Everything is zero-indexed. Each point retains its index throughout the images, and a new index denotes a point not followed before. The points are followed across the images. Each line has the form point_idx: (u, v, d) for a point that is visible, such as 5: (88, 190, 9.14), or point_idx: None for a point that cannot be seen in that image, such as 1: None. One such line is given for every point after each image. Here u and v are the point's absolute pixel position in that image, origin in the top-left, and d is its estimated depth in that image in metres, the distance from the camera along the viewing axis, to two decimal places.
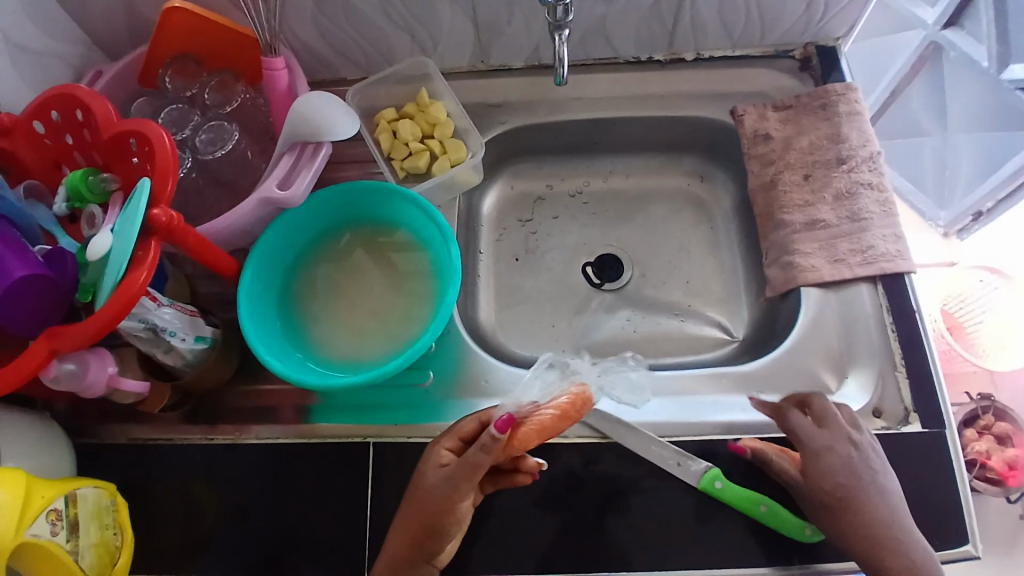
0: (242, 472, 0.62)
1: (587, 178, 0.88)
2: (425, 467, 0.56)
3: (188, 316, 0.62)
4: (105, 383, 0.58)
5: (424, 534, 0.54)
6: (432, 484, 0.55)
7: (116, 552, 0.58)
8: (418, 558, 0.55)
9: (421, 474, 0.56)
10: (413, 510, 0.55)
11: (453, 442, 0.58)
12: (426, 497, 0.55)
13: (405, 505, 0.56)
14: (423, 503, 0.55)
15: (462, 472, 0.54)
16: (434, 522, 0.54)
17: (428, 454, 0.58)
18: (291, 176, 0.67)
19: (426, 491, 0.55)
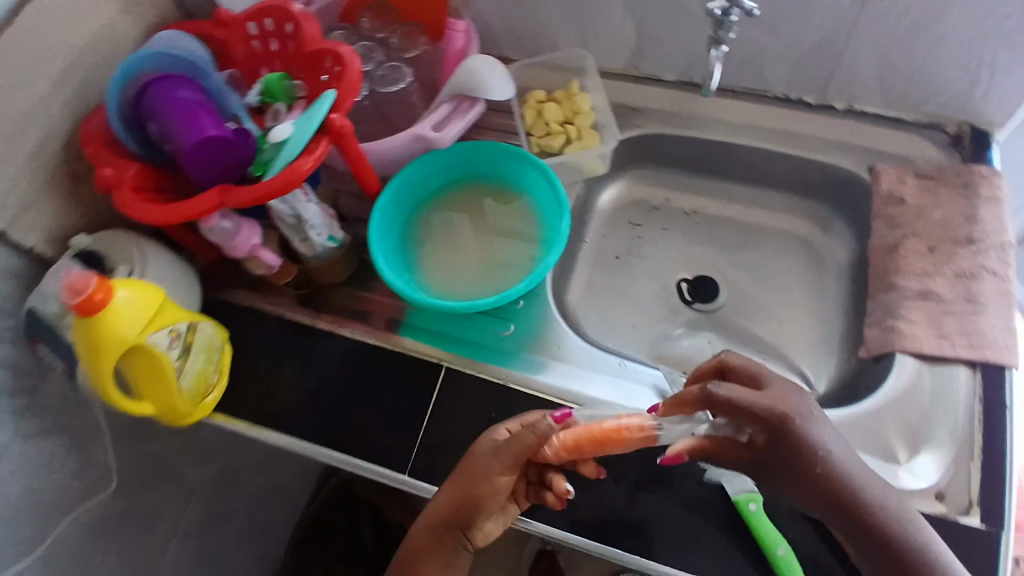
0: (328, 359, 0.70)
1: (706, 200, 0.91)
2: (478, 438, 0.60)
3: (328, 217, 0.71)
4: (248, 249, 0.68)
5: (464, 506, 0.58)
6: (479, 456, 0.58)
7: (209, 388, 0.66)
8: (450, 523, 0.59)
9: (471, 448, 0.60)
10: (455, 478, 0.59)
11: (514, 423, 0.61)
12: (472, 469, 0.58)
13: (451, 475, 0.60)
14: (466, 474, 0.58)
15: (512, 447, 0.57)
16: (472, 493, 0.57)
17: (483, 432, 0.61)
18: (444, 123, 0.75)
19: (473, 462, 0.58)
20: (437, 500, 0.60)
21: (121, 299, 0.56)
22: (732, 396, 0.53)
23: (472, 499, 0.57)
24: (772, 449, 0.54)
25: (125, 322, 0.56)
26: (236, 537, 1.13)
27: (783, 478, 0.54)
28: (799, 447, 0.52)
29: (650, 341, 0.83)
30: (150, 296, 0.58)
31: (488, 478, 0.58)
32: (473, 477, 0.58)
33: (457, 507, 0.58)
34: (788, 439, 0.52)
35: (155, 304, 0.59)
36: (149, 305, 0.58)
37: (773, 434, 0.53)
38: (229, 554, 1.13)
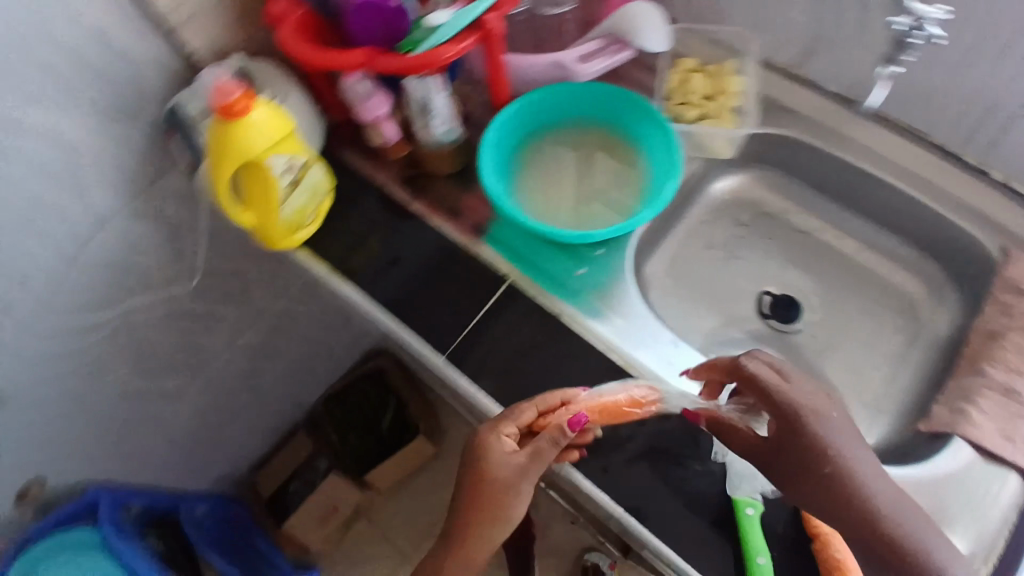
0: (408, 238, 0.74)
1: (822, 224, 0.87)
2: (486, 455, 0.60)
3: (453, 114, 0.74)
4: (374, 117, 0.72)
5: (493, 527, 0.61)
6: (497, 482, 0.60)
7: (303, 224, 0.72)
8: (478, 544, 0.62)
9: (484, 479, 0.60)
10: (477, 507, 0.60)
11: (511, 430, 0.60)
12: (495, 492, 0.60)
13: (468, 508, 0.61)
14: (488, 507, 0.60)
15: (536, 460, 0.59)
16: (500, 511, 0.60)
17: (486, 455, 0.60)
18: (586, 60, 0.76)
19: (494, 485, 0.60)
20: (460, 528, 0.61)
21: (255, 117, 0.61)
22: (757, 373, 0.59)
23: (497, 520, 0.61)
24: (783, 445, 0.57)
25: (255, 137, 0.62)
26: (278, 368, 1.26)
27: (790, 480, 0.57)
28: (807, 445, 0.56)
29: (709, 337, 0.83)
30: (283, 122, 0.64)
31: (510, 505, 0.61)
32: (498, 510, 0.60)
33: (486, 531, 0.61)
34: (798, 431, 0.56)
35: (285, 131, 0.64)
36: (280, 129, 0.63)
37: (785, 425, 0.57)
38: (270, 380, 1.26)
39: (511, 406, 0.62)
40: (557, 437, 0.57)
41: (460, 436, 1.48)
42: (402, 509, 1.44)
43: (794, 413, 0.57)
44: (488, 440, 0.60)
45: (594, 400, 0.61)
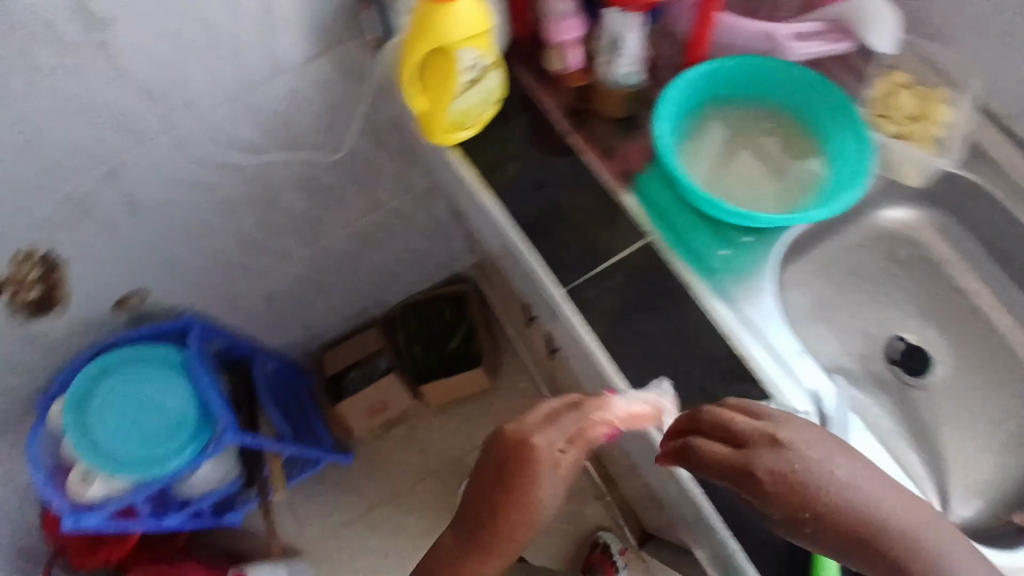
0: (556, 167, 0.72)
1: (979, 287, 0.81)
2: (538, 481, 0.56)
3: (638, 62, 0.71)
4: (562, 38, 0.70)
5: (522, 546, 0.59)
6: (540, 505, 0.57)
7: (461, 127, 0.72)
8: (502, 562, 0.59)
9: (525, 496, 0.56)
10: (513, 529, 0.57)
11: (562, 442, 0.58)
12: (538, 515, 0.57)
13: (491, 515, 0.57)
14: (516, 528, 0.57)
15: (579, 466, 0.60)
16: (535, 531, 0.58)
17: (535, 475, 0.56)
18: (801, 39, 0.73)
19: (538, 509, 0.57)
20: (489, 549, 0.57)
21: (459, 8, 0.61)
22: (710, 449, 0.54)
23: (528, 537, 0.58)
24: (769, 504, 0.52)
25: (455, 24, 0.61)
26: (375, 262, 1.30)
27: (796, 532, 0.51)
28: (795, 503, 0.50)
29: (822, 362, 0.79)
30: (483, 19, 0.63)
31: (534, 528, 0.58)
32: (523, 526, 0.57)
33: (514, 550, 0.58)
34: (785, 488, 0.51)
35: (482, 29, 0.63)
36: (479, 26, 0.63)
37: (759, 490, 0.52)
38: (363, 269, 1.31)
39: (557, 426, 0.58)
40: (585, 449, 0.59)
41: (515, 381, 1.50)
42: (441, 429, 1.48)
43: (763, 463, 0.52)
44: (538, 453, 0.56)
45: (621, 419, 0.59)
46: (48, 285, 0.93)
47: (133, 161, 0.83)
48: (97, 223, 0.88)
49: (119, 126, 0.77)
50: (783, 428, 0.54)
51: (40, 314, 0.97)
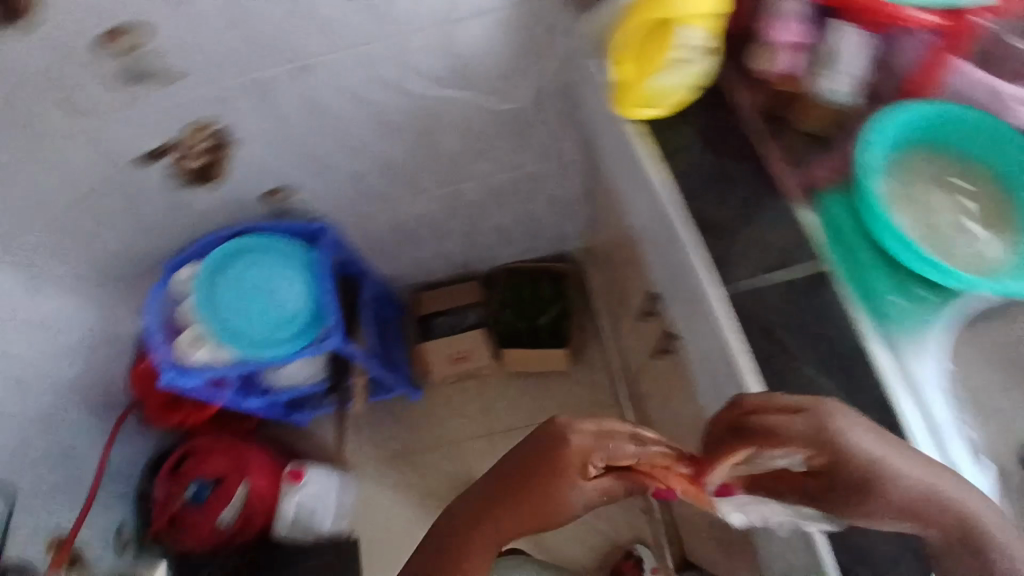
0: (737, 172, 0.70)
1: None
2: (567, 477, 0.56)
3: (853, 83, 0.69)
4: (785, 36, 0.69)
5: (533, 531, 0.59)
6: (561, 502, 0.57)
7: (656, 104, 0.70)
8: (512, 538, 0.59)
9: (551, 497, 0.56)
10: (531, 512, 0.57)
11: (600, 461, 0.57)
12: (556, 510, 0.57)
13: (516, 500, 0.58)
14: (535, 512, 0.57)
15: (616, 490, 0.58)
16: (549, 524, 0.58)
17: (564, 481, 0.56)
18: None
19: (561, 501, 0.57)
20: (505, 520, 0.58)
21: None
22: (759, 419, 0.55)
23: (544, 527, 0.59)
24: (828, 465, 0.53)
25: None
26: (499, 218, 1.31)
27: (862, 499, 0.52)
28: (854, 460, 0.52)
29: None
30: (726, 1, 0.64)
31: (552, 522, 0.58)
32: (539, 519, 0.58)
33: (525, 531, 0.59)
34: (843, 446, 0.52)
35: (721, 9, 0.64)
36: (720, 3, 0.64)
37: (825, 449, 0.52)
38: (484, 224, 1.32)
39: (604, 437, 0.57)
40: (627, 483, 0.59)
41: (594, 373, 1.48)
42: (511, 397, 1.49)
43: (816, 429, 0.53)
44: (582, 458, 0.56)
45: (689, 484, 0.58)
46: (210, 157, 0.96)
47: (324, 65, 0.85)
48: (273, 114, 0.92)
49: (325, 27, 0.80)
50: (922, 497, 0.51)
51: (192, 184, 1.01)
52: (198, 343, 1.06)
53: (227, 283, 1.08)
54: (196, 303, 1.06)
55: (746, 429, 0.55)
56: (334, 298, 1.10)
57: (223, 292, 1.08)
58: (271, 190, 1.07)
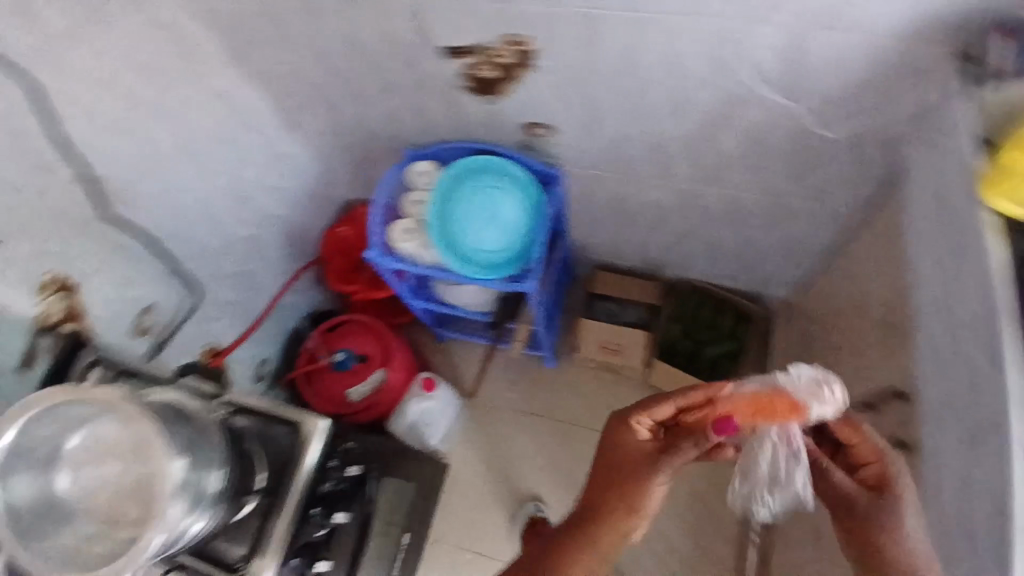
0: None
1: None
2: (629, 439, 0.79)
3: None
4: None
5: (632, 510, 0.76)
6: (632, 467, 0.78)
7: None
8: (621, 528, 0.77)
9: (636, 467, 0.77)
10: (618, 484, 0.78)
11: (645, 421, 0.79)
12: (632, 473, 0.77)
13: (610, 489, 0.78)
14: (633, 490, 0.77)
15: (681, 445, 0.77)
16: (636, 500, 0.76)
17: (625, 437, 0.79)
18: None
19: (636, 461, 0.78)
20: (597, 502, 0.79)
21: None
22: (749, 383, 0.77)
23: (638, 505, 0.76)
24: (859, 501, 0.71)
25: None
26: (723, 238, 1.23)
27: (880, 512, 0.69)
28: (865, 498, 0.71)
29: None
30: None
31: (643, 498, 0.77)
32: (626, 489, 0.77)
33: (623, 507, 0.77)
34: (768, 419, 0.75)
35: None
36: None
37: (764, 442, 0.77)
38: (703, 237, 1.24)
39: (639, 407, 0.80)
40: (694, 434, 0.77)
41: None
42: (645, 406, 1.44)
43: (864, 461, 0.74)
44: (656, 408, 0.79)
45: (739, 394, 0.75)
46: (504, 72, 0.94)
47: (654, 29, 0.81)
48: (576, 57, 0.89)
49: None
50: None
51: (467, 91, 1.00)
52: (409, 236, 1.12)
53: (466, 189, 1.08)
54: (430, 198, 1.09)
55: (768, 378, 0.76)
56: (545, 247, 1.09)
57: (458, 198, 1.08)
58: (532, 125, 1.05)
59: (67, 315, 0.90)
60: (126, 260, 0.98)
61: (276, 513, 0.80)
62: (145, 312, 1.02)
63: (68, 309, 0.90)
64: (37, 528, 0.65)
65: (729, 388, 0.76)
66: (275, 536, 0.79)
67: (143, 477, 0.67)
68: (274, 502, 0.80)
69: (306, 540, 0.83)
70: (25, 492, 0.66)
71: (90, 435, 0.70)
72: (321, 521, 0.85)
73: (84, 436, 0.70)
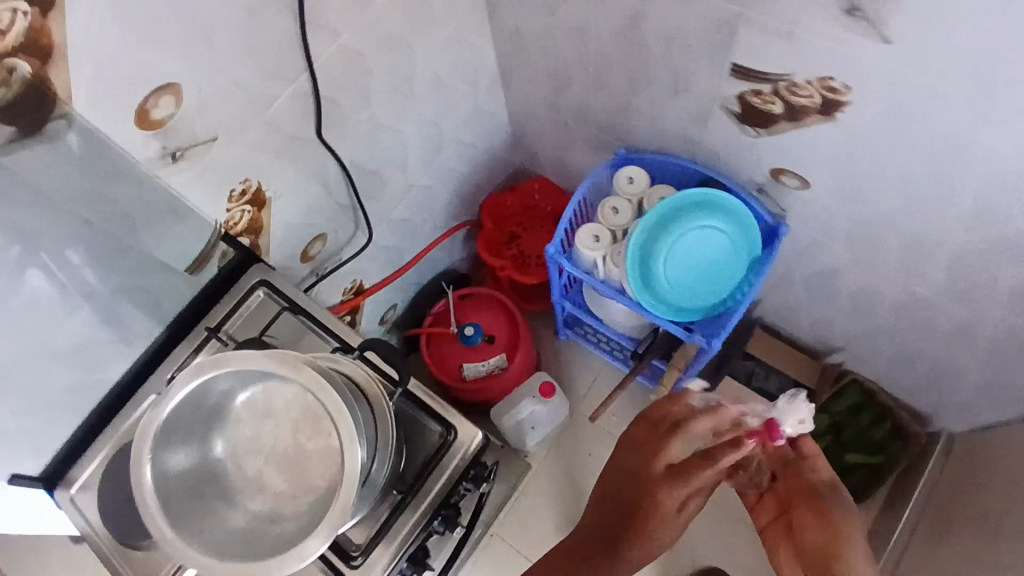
0: None
1: None
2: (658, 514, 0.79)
3: None
4: None
5: (661, 537, 0.81)
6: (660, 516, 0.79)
7: None
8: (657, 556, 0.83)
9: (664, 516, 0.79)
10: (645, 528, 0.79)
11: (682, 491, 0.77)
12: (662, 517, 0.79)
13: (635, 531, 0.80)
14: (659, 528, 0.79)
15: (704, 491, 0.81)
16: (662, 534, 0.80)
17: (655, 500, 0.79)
18: None
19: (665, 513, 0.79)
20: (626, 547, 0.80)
21: None
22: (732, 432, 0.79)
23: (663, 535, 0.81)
24: (830, 488, 0.84)
25: None
26: (927, 354, 1.07)
27: (843, 499, 0.83)
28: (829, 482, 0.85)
29: None
30: None
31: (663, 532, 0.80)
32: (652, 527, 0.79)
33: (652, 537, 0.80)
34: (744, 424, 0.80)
35: None
36: None
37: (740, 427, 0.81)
38: (900, 344, 1.10)
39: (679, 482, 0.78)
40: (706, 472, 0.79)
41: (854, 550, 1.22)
42: None
43: (807, 464, 0.86)
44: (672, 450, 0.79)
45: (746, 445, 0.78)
46: (786, 111, 0.81)
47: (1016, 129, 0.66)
48: (888, 130, 0.75)
49: None
50: None
51: (727, 112, 0.88)
52: (597, 244, 1.01)
53: (692, 218, 0.93)
54: (649, 213, 0.94)
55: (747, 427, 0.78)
56: (748, 312, 0.95)
57: (681, 224, 0.93)
58: (778, 173, 0.92)
59: (249, 226, 0.86)
60: (318, 182, 0.92)
61: (407, 508, 0.72)
62: (316, 238, 0.98)
63: (249, 222, 0.85)
64: (188, 495, 0.59)
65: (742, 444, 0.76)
66: (399, 531, 0.72)
67: (307, 449, 0.61)
68: (407, 497, 0.72)
69: (421, 546, 0.76)
70: (184, 458, 0.60)
71: (261, 392, 0.62)
72: (441, 529, 0.77)
73: (254, 392, 0.62)
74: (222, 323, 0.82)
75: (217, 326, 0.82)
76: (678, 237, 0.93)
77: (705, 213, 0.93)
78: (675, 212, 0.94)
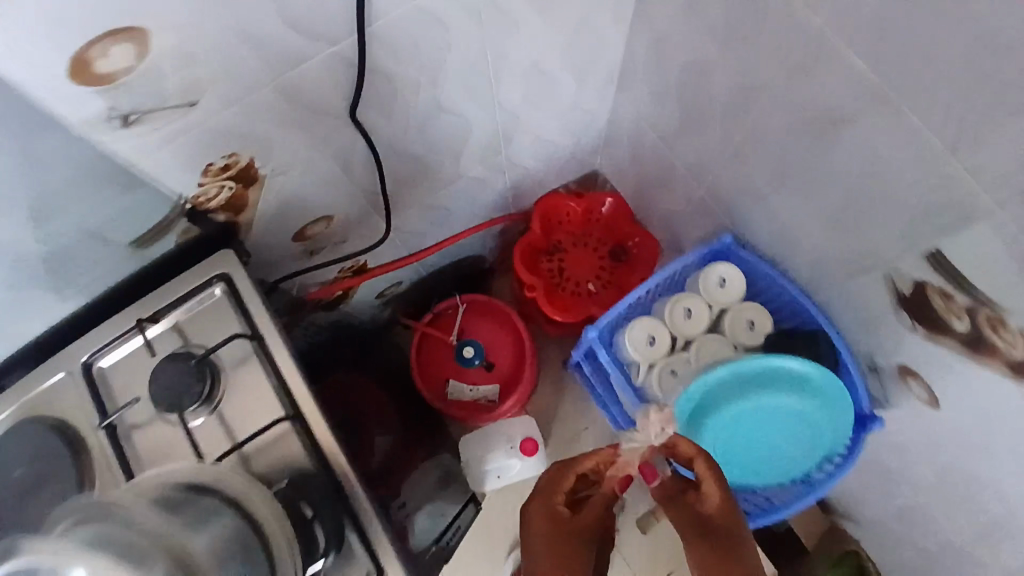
0: None
1: None
2: (531, 526, 0.57)
3: None
4: None
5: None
6: (538, 536, 0.56)
7: None
8: None
9: (544, 546, 0.54)
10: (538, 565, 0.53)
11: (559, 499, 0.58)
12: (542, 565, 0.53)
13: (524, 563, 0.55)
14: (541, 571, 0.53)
15: (582, 520, 0.57)
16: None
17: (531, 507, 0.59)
18: None
19: (542, 537, 0.55)
20: None
21: None
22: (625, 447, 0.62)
23: None
24: (723, 532, 0.52)
25: None
26: None
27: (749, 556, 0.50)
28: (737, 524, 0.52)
29: None
30: None
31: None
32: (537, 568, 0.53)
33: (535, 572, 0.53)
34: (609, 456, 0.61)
35: None
36: None
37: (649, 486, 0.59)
38: (933, 566, 0.93)
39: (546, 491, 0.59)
40: (608, 499, 0.60)
41: None
42: None
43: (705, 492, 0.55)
44: (562, 481, 0.60)
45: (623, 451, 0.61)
46: (970, 333, 0.59)
47: None
48: None
49: None
50: None
51: (888, 280, 0.66)
52: (648, 350, 0.83)
53: (773, 391, 0.71)
54: (728, 365, 0.72)
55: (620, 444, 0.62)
56: (816, 502, 0.75)
57: (758, 395, 0.72)
58: (907, 372, 0.72)
59: (226, 205, 0.65)
60: (342, 162, 0.70)
61: None
62: (320, 220, 0.77)
63: (230, 200, 0.64)
64: None
65: (611, 449, 0.62)
66: None
67: None
68: None
69: None
70: None
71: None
72: None
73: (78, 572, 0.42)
74: (161, 313, 0.65)
75: (151, 317, 0.65)
76: (751, 407, 0.72)
77: (790, 385, 0.72)
78: (755, 376, 0.72)
